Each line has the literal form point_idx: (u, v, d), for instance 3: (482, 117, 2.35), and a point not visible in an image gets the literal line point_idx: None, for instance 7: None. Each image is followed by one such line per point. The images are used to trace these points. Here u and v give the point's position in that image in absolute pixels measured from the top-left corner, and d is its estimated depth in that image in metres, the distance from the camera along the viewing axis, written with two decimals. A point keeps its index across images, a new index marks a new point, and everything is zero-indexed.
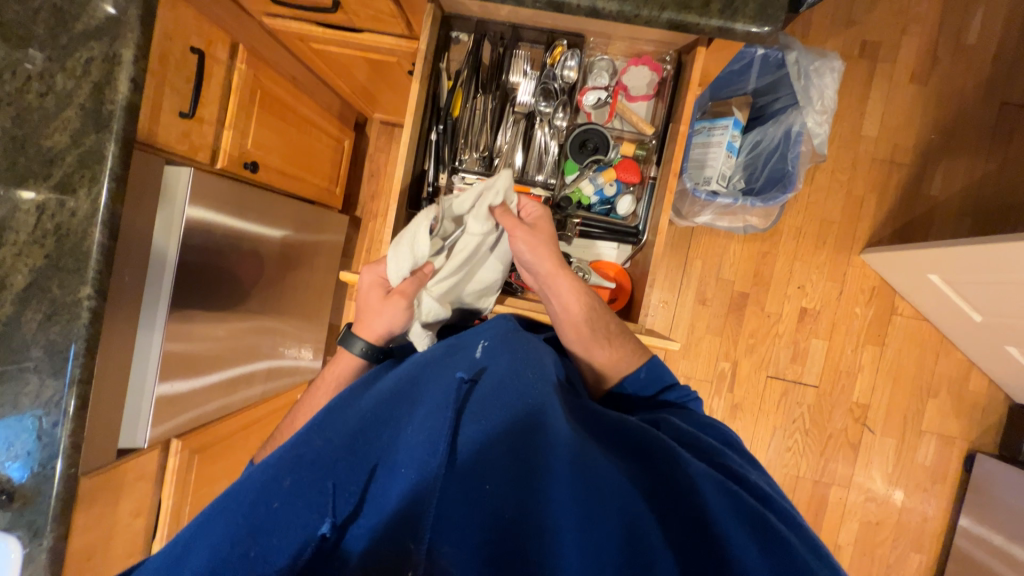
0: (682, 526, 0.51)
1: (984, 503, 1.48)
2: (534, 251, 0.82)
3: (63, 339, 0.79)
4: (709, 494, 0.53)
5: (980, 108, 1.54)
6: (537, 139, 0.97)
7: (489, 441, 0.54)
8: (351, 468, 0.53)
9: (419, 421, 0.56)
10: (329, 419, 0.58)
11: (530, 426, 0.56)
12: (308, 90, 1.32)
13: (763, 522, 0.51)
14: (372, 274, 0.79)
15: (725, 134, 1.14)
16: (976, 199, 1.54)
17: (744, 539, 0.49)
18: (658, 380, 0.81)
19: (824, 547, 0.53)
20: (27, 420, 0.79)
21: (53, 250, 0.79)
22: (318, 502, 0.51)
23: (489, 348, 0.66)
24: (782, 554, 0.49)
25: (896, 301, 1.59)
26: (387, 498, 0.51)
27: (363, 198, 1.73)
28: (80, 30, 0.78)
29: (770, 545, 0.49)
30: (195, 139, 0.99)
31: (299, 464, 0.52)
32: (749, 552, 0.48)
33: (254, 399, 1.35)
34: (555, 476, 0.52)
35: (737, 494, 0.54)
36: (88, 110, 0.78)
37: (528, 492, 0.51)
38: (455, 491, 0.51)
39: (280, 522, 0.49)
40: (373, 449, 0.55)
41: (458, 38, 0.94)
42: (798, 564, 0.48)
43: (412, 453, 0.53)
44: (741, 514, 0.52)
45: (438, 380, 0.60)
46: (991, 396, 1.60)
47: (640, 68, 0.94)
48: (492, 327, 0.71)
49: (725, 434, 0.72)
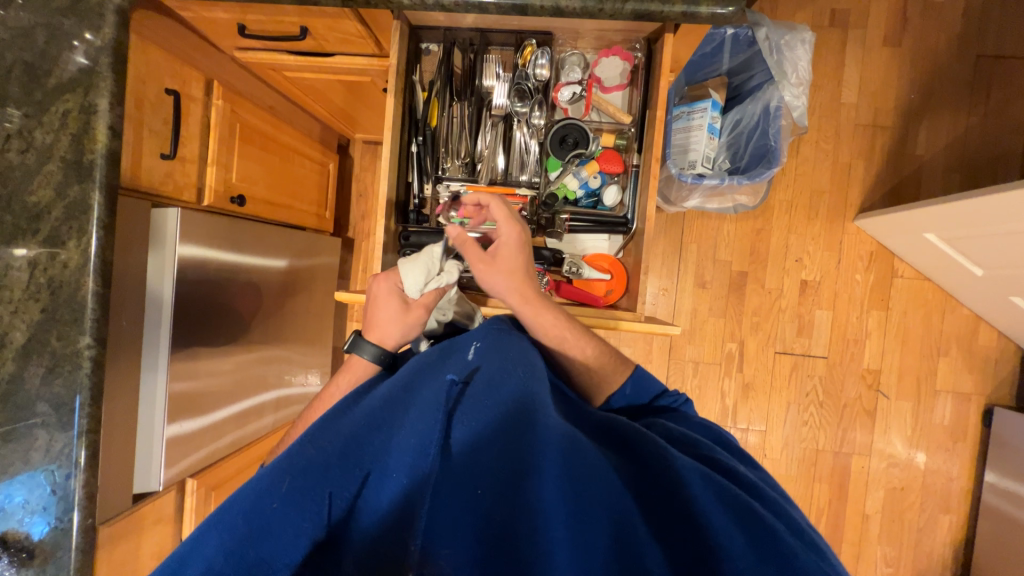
0: (668, 517, 0.50)
1: (1008, 456, 1.47)
2: (494, 283, 0.78)
3: (67, 391, 0.79)
4: (695, 488, 0.52)
5: (956, 63, 1.54)
6: (516, 140, 0.97)
7: (481, 442, 0.53)
8: (343, 475, 0.51)
9: (412, 423, 0.54)
10: (324, 429, 0.56)
11: (520, 425, 0.54)
12: (286, 118, 1.33)
13: (748, 510, 0.50)
14: (389, 286, 0.79)
15: (704, 116, 1.15)
16: (962, 153, 1.53)
17: (729, 527, 0.48)
18: (643, 392, 0.80)
19: (811, 533, 0.52)
20: (40, 475, 0.79)
21: (48, 303, 0.79)
22: (312, 508, 0.49)
23: (480, 351, 0.66)
24: (772, 547, 0.47)
25: (895, 264, 1.58)
26: (378, 501, 0.50)
27: (353, 219, 1.74)
28: (53, 84, 0.79)
29: (762, 540, 0.47)
30: (179, 179, 0.99)
31: (294, 471, 0.50)
32: (736, 540, 0.47)
33: (266, 430, 1.35)
34: (544, 474, 0.50)
35: (721, 484, 0.53)
36: (70, 162, 0.79)
37: (518, 492, 0.49)
38: (447, 492, 0.50)
39: (277, 526, 0.48)
40: (365, 455, 0.53)
41: (428, 49, 0.95)
42: (786, 556, 0.46)
43: (403, 457, 0.51)
44: (727, 504, 0.51)
45: (429, 385, 0.59)
46: (1002, 348, 1.59)
47: (611, 59, 0.94)
48: (484, 328, 0.71)
49: (719, 434, 0.71)
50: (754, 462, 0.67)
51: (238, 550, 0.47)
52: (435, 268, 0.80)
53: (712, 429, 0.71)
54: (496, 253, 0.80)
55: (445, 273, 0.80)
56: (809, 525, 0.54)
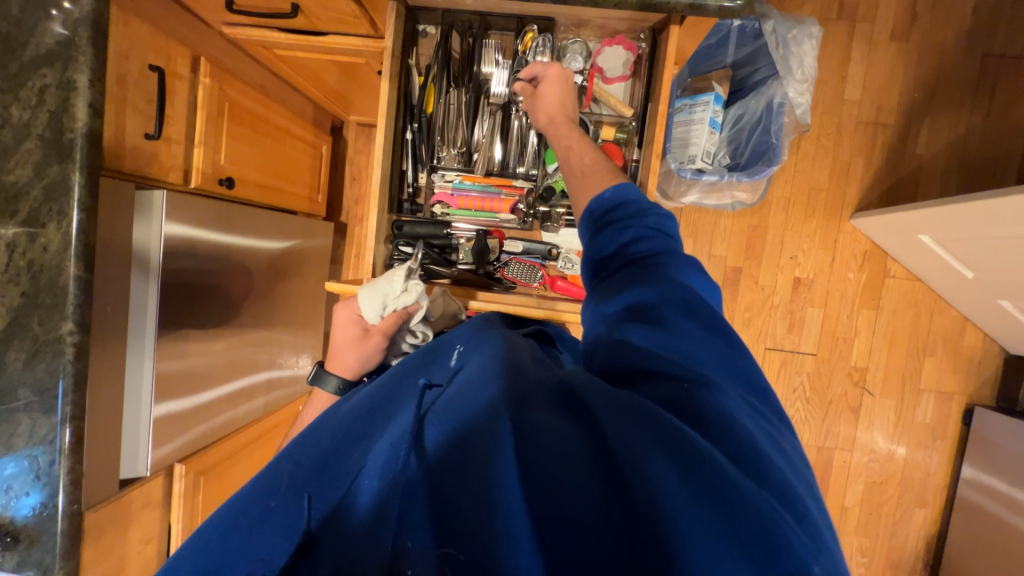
0: (611, 496, 0.39)
1: (986, 454, 1.51)
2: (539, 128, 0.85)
3: (50, 377, 0.78)
4: (637, 436, 0.41)
5: (961, 62, 1.52)
6: (514, 128, 0.94)
7: (436, 432, 0.47)
8: (320, 485, 0.50)
9: (390, 429, 0.53)
10: (307, 441, 0.56)
11: (465, 408, 0.48)
12: (278, 98, 1.28)
13: (700, 457, 0.39)
14: (348, 313, 0.75)
15: (706, 110, 1.12)
16: (962, 154, 1.53)
17: (686, 509, 0.37)
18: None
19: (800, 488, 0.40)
20: (24, 460, 0.79)
21: (28, 287, 0.77)
22: (286, 524, 0.47)
23: (463, 355, 0.63)
24: (737, 532, 0.36)
25: (888, 264, 1.59)
26: (352, 507, 0.48)
27: (346, 203, 1.70)
28: (30, 57, 0.75)
29: (727, 525, 0.36)
30: (165, 160, 0.96)
31: (272, 487, 0.50)
32: (682, 497, 0.37)
33: (255, 413, 1.34)
34: (491, 454, 0.43)
35: (675, 427, 0.41)
36: (48, 140, 0.75)
37: (460, 477, 0.43)
38: (398, 490, 0.45)
39: (255, 544, 0.47)
40: (344, 464, 0.51)
41: (426, 31, 0.91)
42: (756, 540, 0.35)
43: (374, 464, 0.49)
44: (689, 478, 0.38)
45: (407, 391, 0.58)
46: (987, 350, 1.61)
47: (614, 49, 0.91)
48: (461, 331, 0.71)
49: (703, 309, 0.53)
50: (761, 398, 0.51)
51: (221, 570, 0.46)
52: (394, 293, 0.76)
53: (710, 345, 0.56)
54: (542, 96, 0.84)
55: (407, 293, 0.76)
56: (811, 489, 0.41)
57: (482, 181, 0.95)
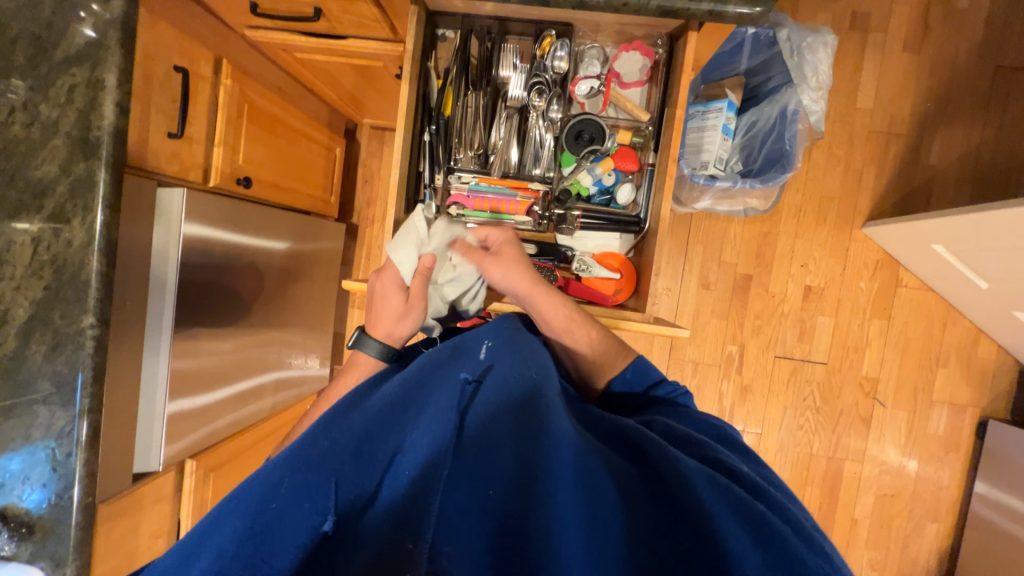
0: (670, 521, 0.49)
1: (1000, 468, 1.48)
2: (506, 273, 0.83)
3: (69, 370, 0.79)
4: (704, 489, 0.50)
5: (975, 72, 1.52)
6: (533, 135, 0.96)
7: (496, 439, 0.53)
8: (354, 469, 0.51)
9: (424, 421, 0.55)
10: (333, 422, 0.56)
11: (530, 428, 0.54)
12: (295, 101, 1.30)
13: (757, 513, 0.49)
14: (384, 279, 0.79)
15: (719, 116, 1.13)
16: (975, 164, 1.52)
17: (737, 530, 0.47)
18: (644, 379, 0.79)
19: (819, 540, 0.51)
20: (41, 452, 0.80)
21: (52, 281, 0.78)
22: (320, 501, 0.49)
23: (492, 350, 0.66)
24: (776, 549, 0.46)
25: (900, 273, 1.58)
26: (387, 496, 0.50)
27: (358, 205, 1.72)
28: (61, 57, 0.77)
29: (769, 546, 0.46)
30: (186, 159, 0.97)
31: (302, 466, 0.51)
32: (746, 546, 0.46)
33: (265, 412, 1.35)
34: (556, 476, 0.50)
35: (729, 486, 0.52)
36: (75, 137, 0.77)
37: (528, 491, 0.49)
38: (456, 492, 0.50)
39: (284, 522, 0.48)
40: (376, 450, 0.53)
41: (445, 36, 0.93)
42: (789, 557, 0.45)
43: (414, 452, 0.52)
44: (735, 507, 0.49)
45: (439, 382, 0.60)
46: (1001, 362, 1.59)
47: (631, 54, 0.92)
48: (493, 328, 0.72)
49: (721, 430, 0.69)
50: (755, 462, 0.65)
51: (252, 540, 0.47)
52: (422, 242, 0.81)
53: (715, 424, 0.70)
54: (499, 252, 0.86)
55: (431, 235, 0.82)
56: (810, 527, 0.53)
57: (498, 183, 0.95)
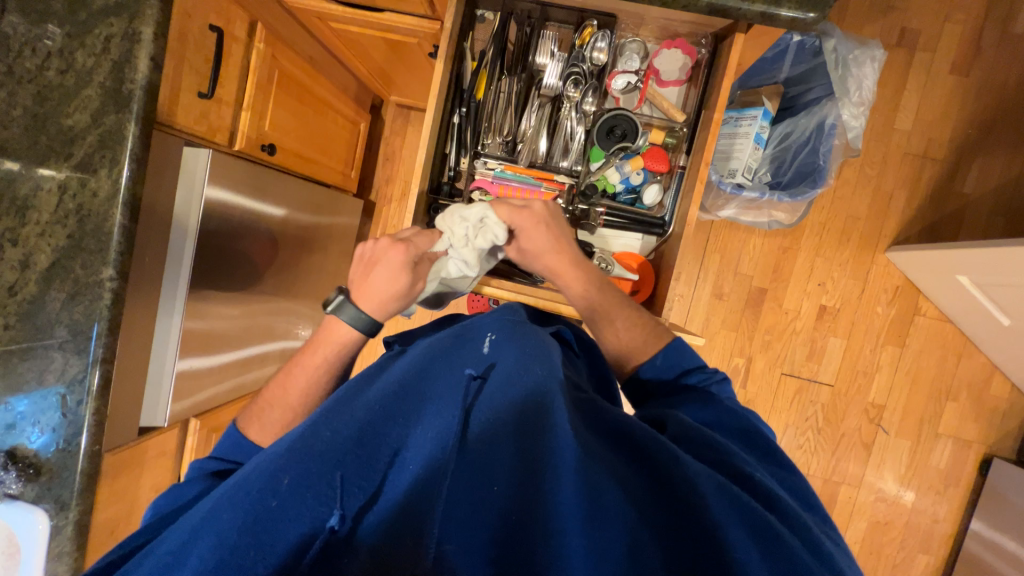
0: (678, 530, 0.48)
1: (999, 507, 1.46)
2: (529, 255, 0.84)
3: (86, 319, 0.80)
4: (712, 499, 0.49)
5: (1023, 102, 1.47)
6: (564, 126, 0.94)
7: (500, 439, 0.52)
8: (357, 461, 0.50)
9: (428, 417, 0.54)
10: (333, 411, 0.55)
11: (536, 429, 0.52)
12: (325, 71, 1.29)
13: (765, 525, 0.47)
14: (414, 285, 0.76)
15: (753, 125, 1.10)
16: (1011, 197, 1.47)
17: (746, 542, 0.46)
18: (675, 365, 0.76)
19: (839, 558, 0.49)
20: (53, 397, 0.81)
21: (75, 230, 0.79)
22: (322, 496, 0.48)
23: (496, 343, 0.62)
24: (783, 562, 0.45)
25: (919, 302, 1.55)
26: (394, 490, 0.50)
27: (377, 182, 1.72)
28: (99, 6, 0.76)
29: (776, 558, 0.45)
30: (213, 120, 0.97)
31: (302, 457, 0.49)
32: (752, 558, 0.45)
33: (267, 380, 1.36)
34: (562, 477, 0.48)
35: (739, 494, 0.50)
36: (108, 89, 0.77)
37: (533, 492, 0.49)
38: (461, 491, 0.49)
39: (284, 516, 0.47)
40: (378, 443, 0.52)
41: (484, 17, 0.91)
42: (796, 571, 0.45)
43: (419, 448, 0.51)
44: (746, 517, 0.48)
45: (445, 374, 0.58)
46: (1013, 401, 1.56)
47: (673, 52, 0.90)
48: (496, 317, 0.67)
49: (743, 425, 0.65)
50: (783, 464, 0.61)
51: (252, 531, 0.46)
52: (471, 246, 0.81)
53: (739, 417, 0.66)
54: (521, 237, 0.83)
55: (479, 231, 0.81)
56: (826, 540, 0.51)
57: (524, 172, 0.93)
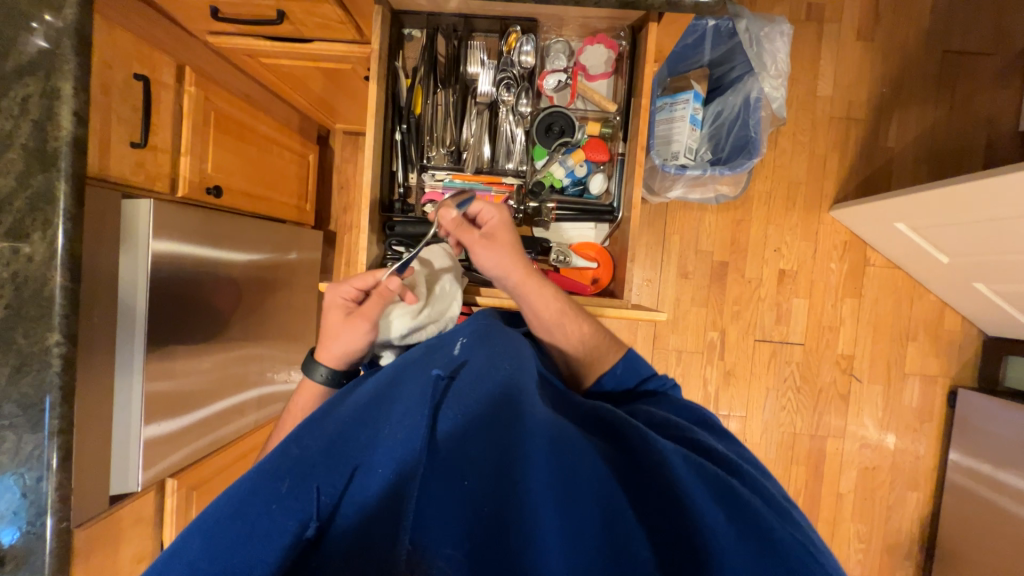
0: (653, 504, 0.49)
1: (971, 434, 1.54)
2: (496, 260, 0.78)
3: (35, 391, 0.76)
4: (681, 469, 0.50)
5: (924, 57, 1.59)
6: (503, 130, 0.97)
7: (469, 431, 0.51)
8: (326, 472, 0.49)
9: (397, 417, 0.52)
10: (307, 430, 0.55)
11: (505, 418, 0.52)
12: (263, 107, 1.29)
13: (727, 487, 0.49)
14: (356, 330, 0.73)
15: (686, 107, 1.16)
16: (929, 145, 1.59)
17: (713, 506, 0.47)
18: (634, 374, 0.77)
19: (799, 517, 0.51)
20: (9, 478, 0.76)
21: (12, 299, 0.75)
22: (295, 509, 0.47)
23: (467, 346, 0.63)
24: (750, 520, 0.47)
25: (868, 253, 1.64)
26: (363, 497, 0.48)
27: (335, 211, 1.70)
28: (12, 67, 0.74)
29: (746, 523, 0.47)
30: (151, 169, 0.95)
31: (269, 475, 0.48)
32: (719, 520, 0.46)
33: (249, 428, 1.31)
34: (533, 461, 0.49)
35: (704, 464, 0.52)
36: (32, 150, 0.75)
37: (505, 482, 0.48)
38: (434, 487, 0.48)
39: (258, 532, 0.46)
40: (351, 453, 0.50)
41: (411, 35, 0.94)
42: (762, 527, 0.46)
43: (390, 451, 0.49)
44: (710, 483, 0.50)
45: (416, 376, 0.58)
46: (966, 333, 1.66)
47: (596, 47, 0.94)
48: (471, 324, 0.69)
49: (701, 415, 0.69)
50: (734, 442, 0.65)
51: (225, 554, 0.45)
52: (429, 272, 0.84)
53: (696, 410, 0.69)
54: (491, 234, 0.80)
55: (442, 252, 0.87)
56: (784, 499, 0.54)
57: (472, 179, 0.95)
